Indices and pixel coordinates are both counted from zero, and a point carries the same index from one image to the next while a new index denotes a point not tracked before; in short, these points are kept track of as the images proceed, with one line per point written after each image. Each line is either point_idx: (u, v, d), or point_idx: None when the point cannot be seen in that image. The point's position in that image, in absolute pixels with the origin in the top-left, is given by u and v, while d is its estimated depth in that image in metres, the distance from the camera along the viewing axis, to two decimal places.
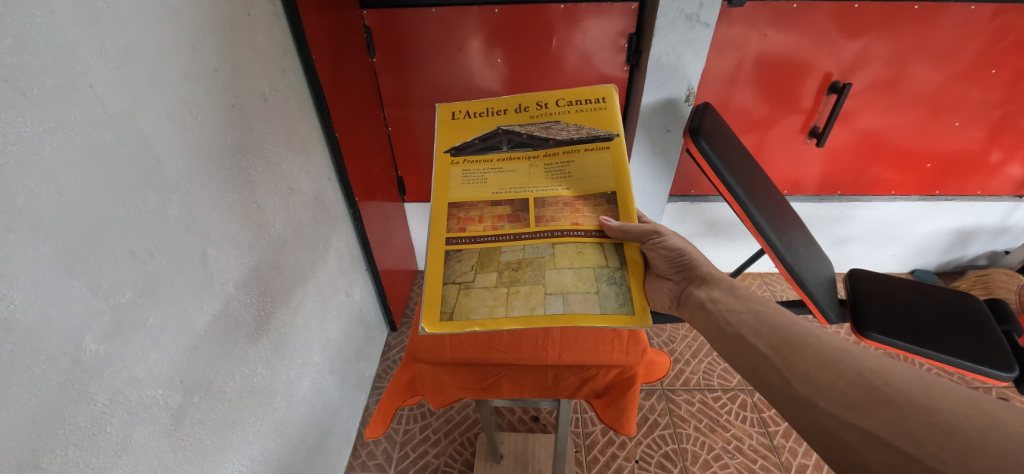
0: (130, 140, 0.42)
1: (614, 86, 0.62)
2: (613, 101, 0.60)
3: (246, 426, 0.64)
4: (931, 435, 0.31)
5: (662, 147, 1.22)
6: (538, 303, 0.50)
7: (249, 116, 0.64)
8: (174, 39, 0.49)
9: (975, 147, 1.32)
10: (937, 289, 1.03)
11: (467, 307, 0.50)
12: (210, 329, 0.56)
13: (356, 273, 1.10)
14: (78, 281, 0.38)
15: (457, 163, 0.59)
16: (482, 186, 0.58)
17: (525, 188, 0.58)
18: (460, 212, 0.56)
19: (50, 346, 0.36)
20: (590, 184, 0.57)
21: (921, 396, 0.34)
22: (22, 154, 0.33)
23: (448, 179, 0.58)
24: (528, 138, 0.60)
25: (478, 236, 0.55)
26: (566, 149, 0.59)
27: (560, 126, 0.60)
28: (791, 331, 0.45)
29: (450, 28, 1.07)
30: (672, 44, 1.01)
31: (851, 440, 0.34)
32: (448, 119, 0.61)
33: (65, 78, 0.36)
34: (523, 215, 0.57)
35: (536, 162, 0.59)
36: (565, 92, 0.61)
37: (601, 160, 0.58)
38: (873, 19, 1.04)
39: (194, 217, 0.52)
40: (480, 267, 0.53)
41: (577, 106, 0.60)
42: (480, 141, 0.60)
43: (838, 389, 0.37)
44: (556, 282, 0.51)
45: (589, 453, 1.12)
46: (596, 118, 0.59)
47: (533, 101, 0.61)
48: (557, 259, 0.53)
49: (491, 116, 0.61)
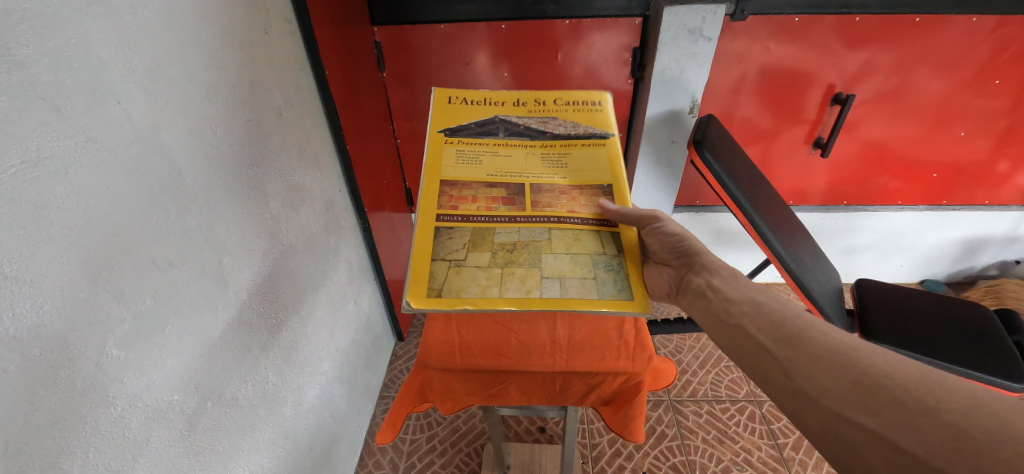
0: (154, 154, 0.45)
1: (607, 93, 0.66)
2: (608, 105, 0.64)
3: (257, 434, 0.65)
4: (933, 432, 0.30)
5: (667, 159, 1.23)
6: (530, 286, 0.49)
7: (266, 129, 0.66)
8: (197, 58, 0.51)
9: (982, 157, 1.31)
10: (949, 299, 1.01)
11: (459, 284, 0.49)
12: (223, 337, 0.57)
13: (364, 282, 1.11)
14: (104, 288, 0.39)
15: (451, 144, 0.59)
16: (477, 168, 0.58)
17: (521, 174, 0.58)
18: (453, 190, 0.56)
19: (76, 352, 0.37)
20: (584, 177, 0.59)
21: (927, 394, 0.32)
22: (56, 167, 0.35)
23: (442, 158, 0.58)
24: (524, 128, 0.61)
25: (471, 215, 0.54)
26: (561, 142, 0.61)
27: (557, 122, 0.62)
28: (788, 321, 0.45)
29: (458, 44, 1.10)
30: (676, 58, 1.03)
31: (855, 437, 0.33)
32: (445, 103, 0.62)
33: (96, 96, 0.38)
34: (519, 199, 0.57)
35: (532, 150, 0.60)
36: (563, 93, 0.64)
37: (596, 155, 0.60)
38: (875, 32, 1.06)
39: (211, 228, 0.54)
40: (472, 246, 0.52)
41: (574, 105, 0.63)
42: (476, 126, 0.61)
43: (837, 383, 0.36)
44: (550, 267, 0.51)
45: (596, 464, 1.11)
46: (592, 118, 0.62)
47: (532, 97, 0.62)
48: (552, 245, 0.53)
49: (488, 103, 0.62)
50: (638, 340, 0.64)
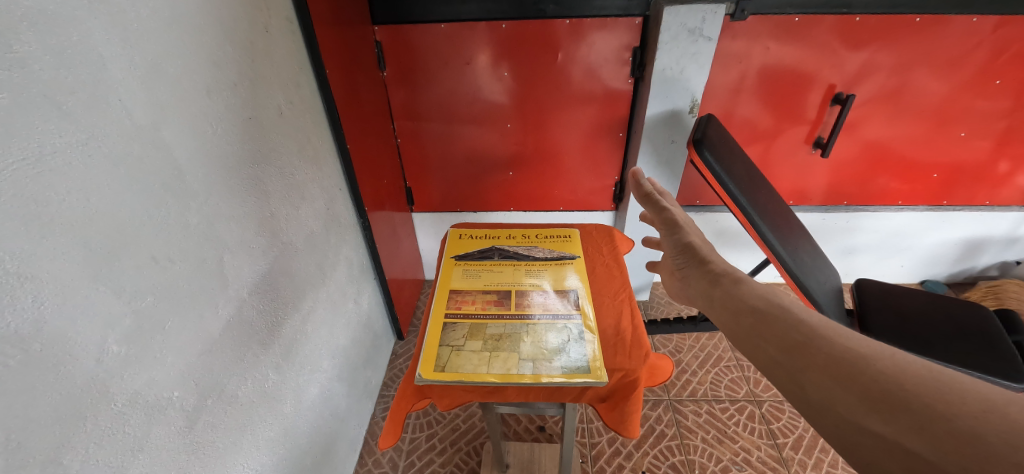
0: (155, 151, 0.45)
1: (577, 229, 0.81)
2: (575, 237, 0.78)
3: (257, 432, 0.65)
4: (946, 440, 0.23)
5: (667, 159, 1.23)
6: (514, 364, 0.52)
7: (266, 128, 0.67)
8: (198, 55, 0.51)
9: (983, 157, 1.31)
10: (948, 299, 1.00)
11: (457, 362, 0.53)
12: (223, 334, 0.57)
13: (364, 281, 1.11)
14: (104, 285, 0.40)
15: (458, 265, 0.70)
16: (476, 280, 0.67)
17: (512, 283, 0.66)
18: (458, 296, 0.64)
19: (76, 348, 0.37)
20: (565, 282, 0.67)
21: (935, 396, 0.25)
22: (57, 163, 0.35)
23: (451, 276, 0.68)
24: (513, 252, 0.73)
25: (471, 313, 0.60)
26: (544, 261, 0.71)
27: (538, 250, 0.74)
28: (791, 309, 0.38)
29: (458, 44, 1.10)
30: (676, 58, 1.03)
31: (859, 445, 0.27)
32: (456, 240, 0.77)
33: (97, 93, 0.38)
34: (507, 301, 0.62)
35: (520, 266, 0.70)
36: (542, 230, 0.80)
37: (569, 269, 0.70)
38: (876, 32, 1.06)
39: (212, 225, 0.54)
40: (471, 335, 0.57)
41: (552, 240, 0.77)
42: (478, 253, 0.73)
43: (834, 380, 0.30)
44: (529, 350, 0.54)
45: (595, 464, 1.11)
46: (565, 246, 0.76)
47: (520, 234, 0.79)
48: (533, 334, 0.57)
49: (489, 240, 0.77)
50: (635, 336, 0.57)
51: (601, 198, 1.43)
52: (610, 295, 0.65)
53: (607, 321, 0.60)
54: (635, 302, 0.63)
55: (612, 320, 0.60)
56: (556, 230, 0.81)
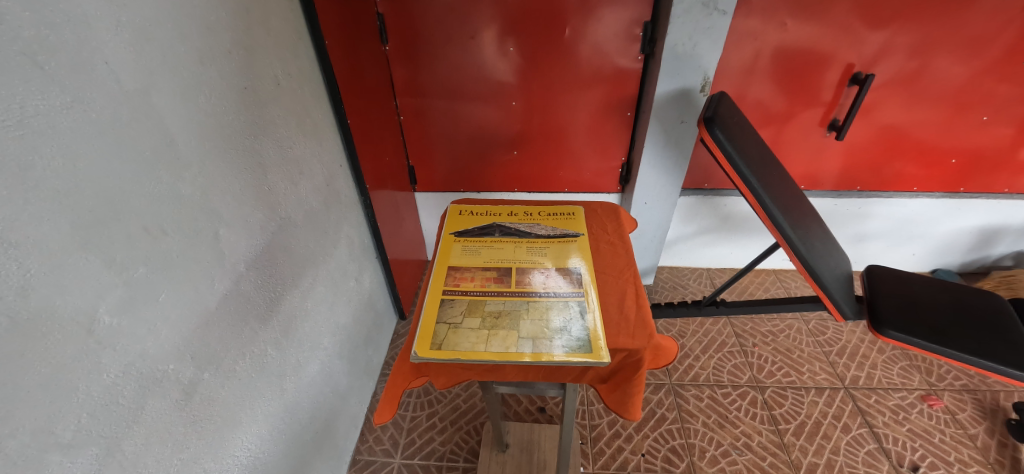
0: (144, 118, 0.43)
1: (580, 206, 0.79)
2: (579, 215, 0.77)
3: (256, 406, 0.65)
4: None
5: (676, 140, 1.19)
6: (513, 342, 0.51)
7: (262, 99, 0.64)
8: (189, 19, 0.49)
9: (1004, 143, 1.27)
10: (961, 286, 0.98)
11: (455, 340, 0.52)
12: (220, 308, 0.56)
13: (365, 260, 1.10)
14: (93, 254, 0.38)
15: (458, 241, 0.69)
16: (476, 257, 0.66)
17: (511, 260, 0.65)
18: (457, 272, 0.62)
19: (67, 315, 0.36)
20: (567, 260, 0.65)
21: None
22: (40, 126, 0.33)
23: (450, 252, 0.67)
24: (514, 230, 0.71)
25: (470, 290, 0.59)
26: (546, 239, 0.70)
27: (539, 227, 0.73)
28: None
29: (462, 17, 1.06)
30: (688, 33, 0.98)
31: None
32: (457, 215, 0.76)
33: (82, 54, 0.36)
34: (506, 278, 0.61)
35: (520, 243, 0.68)
36: (544, 207, 0.78)
37: (571, 247, 0.68)
38: (900, 9, 1.00)
39: (206, 197, 0.53)
40: (469, 312, 0.56)
41: (554, 217, 0.76)
42: (478, 229, 0.72)
43: None
44: (529, 328, 0.53)
45: (595, 445, 1.12)
46: (567, 224, 0.74)
47: (521, 211, 0.77)
48: (533, 312, 0.56)
49: (490, 216, 0.76)
50: (638, 316, 0.56)
51: (606, 180, 1.40)
52: (613, 273, 0.64)
53: (610, 300, 0.59)
54: (640, 282, 0.62)
55: (616, 298, 0.59)
56: (560, 207, 0.79)
